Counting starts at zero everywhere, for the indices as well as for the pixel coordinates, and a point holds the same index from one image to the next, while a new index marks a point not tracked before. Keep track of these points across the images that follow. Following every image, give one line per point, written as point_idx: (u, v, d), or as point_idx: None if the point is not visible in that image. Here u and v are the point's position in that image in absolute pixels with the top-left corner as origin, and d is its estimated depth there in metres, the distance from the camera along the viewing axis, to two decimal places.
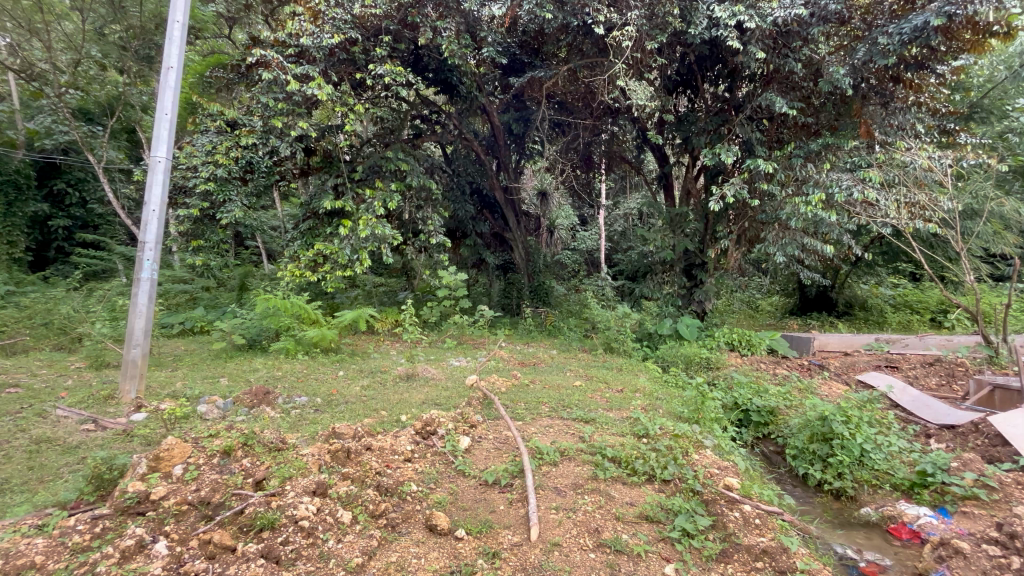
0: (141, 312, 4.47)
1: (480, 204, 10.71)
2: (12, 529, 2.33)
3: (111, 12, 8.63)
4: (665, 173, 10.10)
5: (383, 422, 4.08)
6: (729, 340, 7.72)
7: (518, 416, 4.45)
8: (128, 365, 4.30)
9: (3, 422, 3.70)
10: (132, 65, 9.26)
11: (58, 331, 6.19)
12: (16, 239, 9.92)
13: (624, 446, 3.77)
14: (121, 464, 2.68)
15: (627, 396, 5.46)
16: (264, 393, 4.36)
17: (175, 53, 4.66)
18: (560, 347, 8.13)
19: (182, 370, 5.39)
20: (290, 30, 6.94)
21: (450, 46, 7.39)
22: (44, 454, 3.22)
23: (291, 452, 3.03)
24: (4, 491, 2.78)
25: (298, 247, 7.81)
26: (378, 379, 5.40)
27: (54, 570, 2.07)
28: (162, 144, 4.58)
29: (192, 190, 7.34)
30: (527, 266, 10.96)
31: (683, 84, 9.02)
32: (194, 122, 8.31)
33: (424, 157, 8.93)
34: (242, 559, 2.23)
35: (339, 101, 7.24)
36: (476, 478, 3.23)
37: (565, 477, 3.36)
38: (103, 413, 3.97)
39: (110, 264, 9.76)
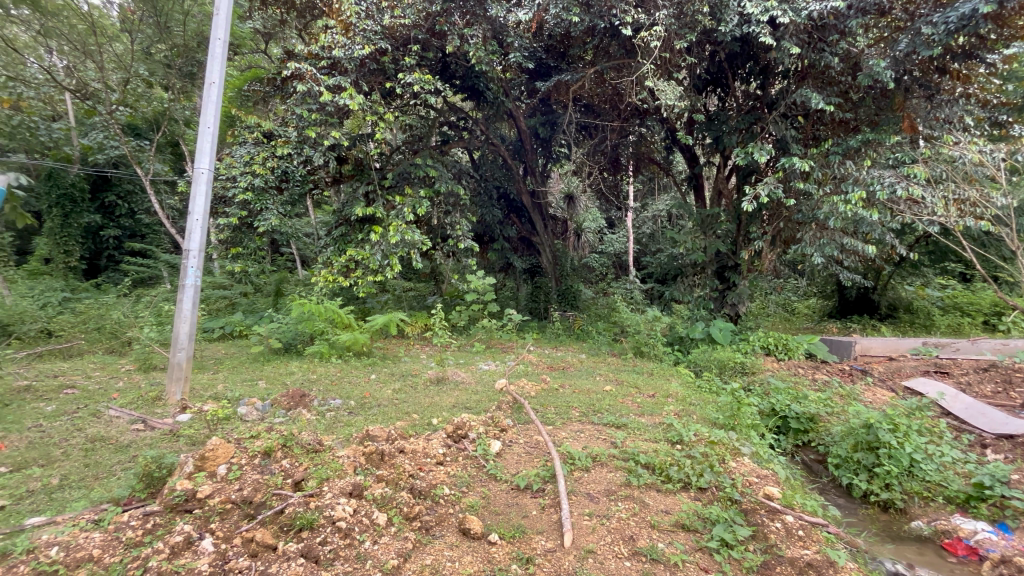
0: (186, 317, 4.67)
1: (507, 208, 10.78)
2: (71, 523, 2.46)
3: (157, 32, 9.09)
4: (695, 174, 9.94)
5: (415, 425, 4.14)
6: (765, 344, 7.49)
7: (548, 420, 4.44)
8: (174, 367, 4.50)
9: (61, 421, 3.92)
10: (176, 81, 9.75)
11: (110, 335, 6.52)
12: (71, 248, 10.53)
13: (657, 453, 3.71)
14: (169, 463, 2.79)
15: (659, 401, 5.37)
16: (300, 396, 4.49)
17: (217, 68, 4.87)
18: (589, 351, 8.07)
19: (223, 372, 5.59)
20: (323, 43, 7.14)
21: (477, 53, 7.49)
22: (99, 451, 3.41)
23: (328, 453, 3.13)
24: (64, 487, 2.94)
25: (332, 254, 8.02)
26: (409, 383, 5.46)
27: (110, 563, 2.17)
28: (204, 156, 4.79)
29: (231, 200, 7.64)
30: (554, 269, 10.95)
31: (713, 82, 8.85)
32: (233, 134, 8.65)
33: (452, 162, 9.04)
34: (283, 558, 2.29)
35: (369, 110, 7.38)
36: (508, 483, 3.23)
37: (597, 483, 3.32)
38: (151, 414, 4.17)
39: (156, 272, 10.26)
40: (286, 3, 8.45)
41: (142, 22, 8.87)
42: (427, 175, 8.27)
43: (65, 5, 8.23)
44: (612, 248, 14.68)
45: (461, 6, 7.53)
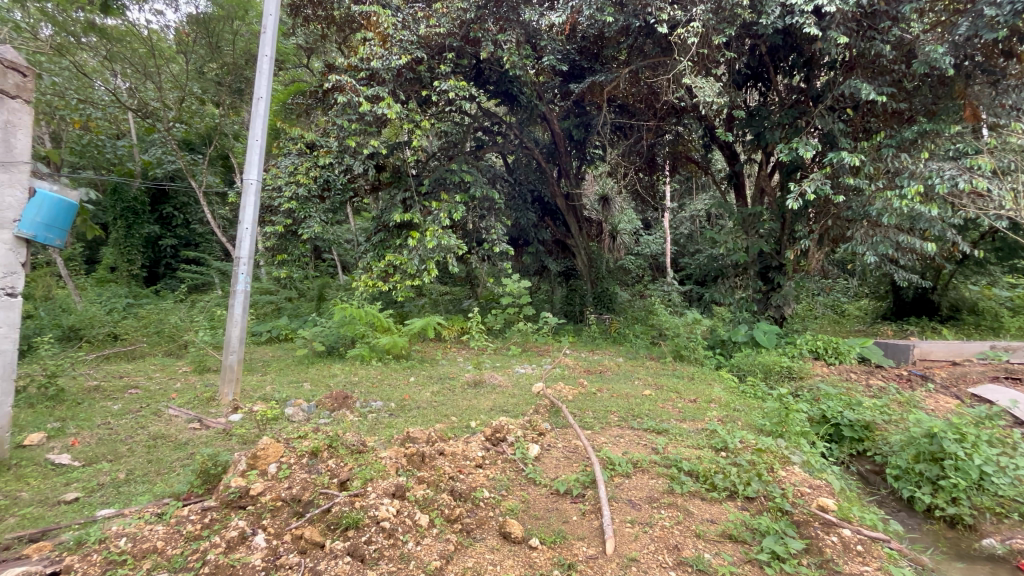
0: (237, 321, 4.88)
1: (542, 211, 10.78)
2: (137, 515, 2.61)
3: (209, 53, 9.68)
4: (736, 172, 9.65)
5: (454, 427, 4.18)
6: (813, 348, 7.15)
7: (586, 424, 4.39)
8: (227, 369, 4.72)
9: (127, 419, 4.18)
10: (226, 98, 10.30)
11: (168, 339, 6.90)
12: (134, 256, 11.29)
13: (701, 460, 3.60)
14: (224, 461, 2.93)
15: (701, 406, 5.22)
16: (343, 397, 4.62)
17: (264, 83, 5.10)
18: (627, 355, 7.93)
19: (270, 374, 5.83)
20: (362, 55, 7.29)
21: (511, 58, 7.54)
22: (160, 448, 3.61)
23: (371, 455, 3.21)
24: (129, 481, 3.14)
25: (371, 259, 8.22)
26: (448, 386, 5.52)
27: (172, 555, 2.29)
28: (253, 168, 5.01)
29: (277, 209, 7.97)
30: (590, 272, 10.82)
31: (754, 78, 8.65)
32: (278, 146, 9.03)
33: (487, 167, 9.11)
34: (330, 555, 2.36)
35: (406, 119, 7.56)
36: (547, 487, 3.22)
37: (639, 490, 3.25)
38: (206, 414, 4.39)
39: (208, 278, 10.81)
40: (326, 19, 8.78)
41: (196, 43, 9.47)
42: (463, 180, 8.35)
43: (128, 31, 8.81)
44: (649, 250, 14.42)
45: (494, 13, 7.64)
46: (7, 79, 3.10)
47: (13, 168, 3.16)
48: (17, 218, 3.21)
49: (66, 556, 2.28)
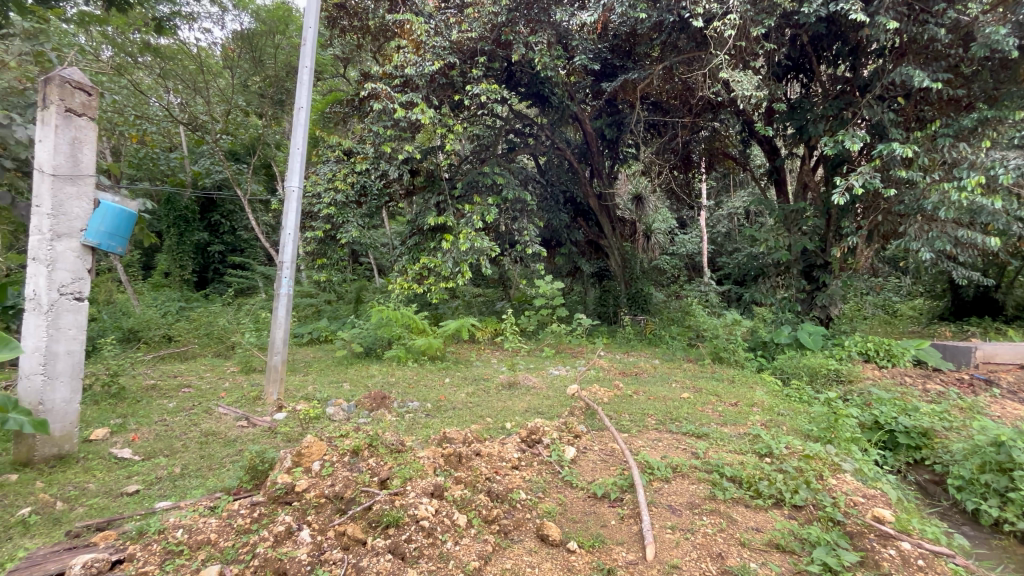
0: (280, 323, 5.05)
1: (574, 212, 10.70)
2: (193, 508, 2.75)
3: (253, 66, 10.17)
4: (776, 167, 9.33)
5: (490, 428, 4.21)
6: (863, 349, 6.79)
7: (623, 427, 4.33)
8: (271, 369, 4.90)
9: (181, 416, 4.41)
10: (269, 109, 10.74)
11: (217, 340, 7.25)
12: (185, 262, 11.93)
13: (744, 465, 3.49)
14: (271, 458, 3.05)
15: (742, 410, 5.04)
16: (382, 397, 4.73)
17: (304, 93, 5.29)
18: (663, 357, 7.77)
19: (312, 374, 6.02)
20: (396, 63, 7.51)
21: (542, 59, 7.55)
22: (211, 444, 3.79)
23: (410, 454, 3.26)
24: (184, 475, 3.30)
25: (406, 262, 8.37)
26: (482, 387, 5.56)
27: (224, 548, 2.39)
28: (294, 175, 5.21)
29: (317, 215, 8.26)
30: (624, 272, 10.67)
31: (795, 69, 8.38)
32: (317, 153, 9.34)
33: (519, 169, 9.13)
34: (372, 552, 2.40)
35: (440, 123, 7.66)
36: (585, 490, 3.19)
37: (679, 495, 3.17)
38: (253, 412, 4.58)
39: (253, 282, 11.28)
40: (362, 29, 9.04)
41: (241, 59, 10.00)
42: (495, 183, 8.37)
43: (180, 50, 9.30)
44: (684, 249, 14.12)
45: (526, 15, 7.66)
46: (75, 98, 3.33)
47: (80, 181, 3.39)
48: (85, 227, 3.43)
49: (129, 545, 2.42)
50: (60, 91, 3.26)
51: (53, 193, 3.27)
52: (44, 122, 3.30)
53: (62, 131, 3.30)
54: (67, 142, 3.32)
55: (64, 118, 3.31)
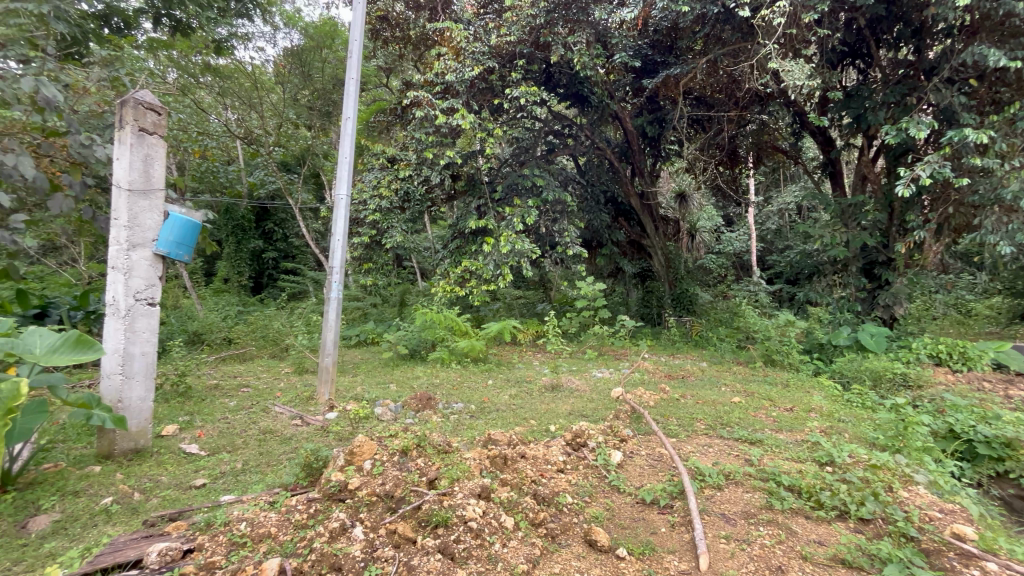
0: (331, 326, 5.24)
1: (616, 212, 10.54)
2: (254, 502, 2.89)
3: (302, 80, 10.63)
4: (831, 159, 8.85)
5: (534, 431, 4.20)
6: (933, 352, 6.31)
7: (671, 431, 4.21)
8: (323, 370, 5.09)
9: (241, 415, 4.65)
10: (317, 121, 11.20)
11: (272, 342, 7.62)
12: (242, 268, 12.63)
13: (804, 474, 3.31)
14: (325, 456, 3.17)
15: (799, 416, 4.80)
16: (427, 398, 4.82)
17: (351, 104, 5.47)
18: (710, 359, 7.52)
19: (360, 375, 6.21)
20: (437, 70, 7.66)
21: (581, 59, 7.50)
22: (269, 441, 3.99)
23: (457, 455, 3.31)
24: (245, 471, 3.48)
25: (448, 265, 8.50)
26: (525, 389, 5.56)
27: (284, 541, 2.49)
28: (343, 183, 5.39)
29: (363, 221, 8.53)
30: (668, 273, 10.39)
31: (852, 55, 7.92)
32: (362, 161, 9.65)
33: (559, 170, 9.07)
34: (422, 552, 2.44)
35: (480, 128, 7.74)
36: (633, 496, 3.13)
37: (732, 503, 3.05)
38: (307, 411, 4.78)
39: (304, 287, 11.78)
40: (403, 38, 9.28)
41: (291, 74, 10.47)
42: (535, 185, 8.36)
43: (237, 69, 9.86)
44: (731, 247, 13.62)
45: (564, 15, 7.61)
46: (147, 118, 3.60)
47: (151, 195, 3.66)
48: (156, 237, 3.68)
49: (198, 535, 2.57)
50: (134, 112, 3.53)
51: (129, 207, 3.54)
52: (121, 141, 3.57)
53: (136, 149, 3.56)
54: (140, 159, 3.59)
55: (138, 137, 3.58)
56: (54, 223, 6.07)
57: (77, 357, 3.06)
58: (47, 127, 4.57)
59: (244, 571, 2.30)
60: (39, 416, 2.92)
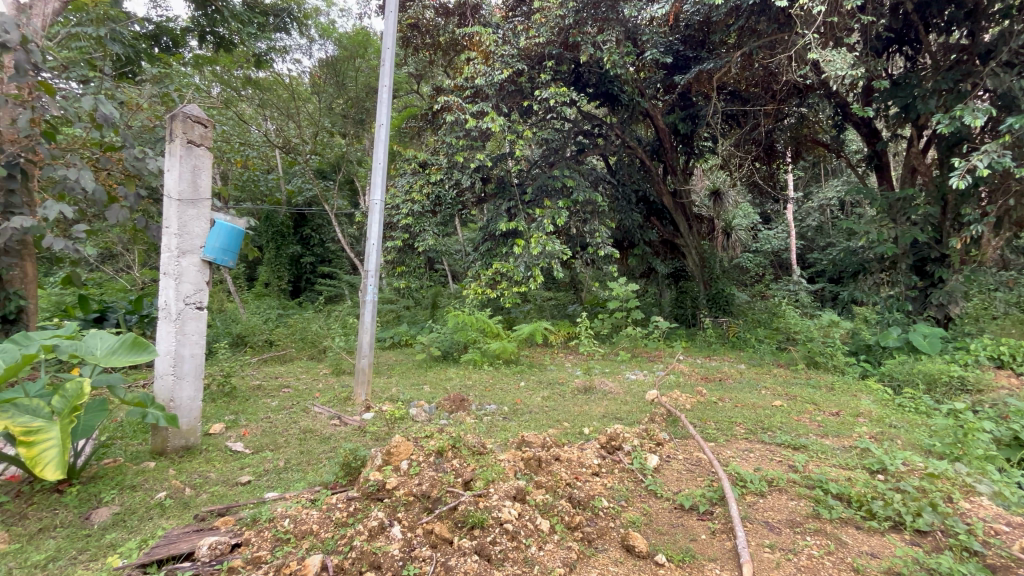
0: (367, 328, 5.36)
1: (647, 211, 10.37)
2: (297, 499, 2.98)
3: (337, 89, 10.94)
4: (877, 151, 8.45)
5: (567, 433, 4.17)
6: (995, 354, 5.91)
7: (710, 435, 4.10)
8: (359, 372, 5.21)
9: (283, 414, 4.82)
10: (351, 128, 11.51)
11: (311, 344, 7.86)
12: (282, 273, 13.10)
13: (853, 482, 3.16)
14: (363, 456, 3.23)
15: (846, 421, 4.58)
16: (460, 400, 4.87)
17: (384, 111, 5.57)
18: (749, 362, 7.28)
19: (395, 377, 6.32)
20: (466, 75, 7.75)
21: (611, 57, 7.41)
22: (309, 441, 4.10)
23: (491, 456, 3.31)
24: (288, 469, 3.60)
25: (480, 267, 8.55)
26: (558, 391, 5.52)
27: (325, 538, 2.54)
28: (376, 189, 5.51)
29: (396, 225, 8.71)
30: (703, 273, 10.07)
31: (898, 42, 7.56)
32: (394, 167, 9.84)
33: (589, 171, 8.98)
34: (459, 552, 2.45)
35: (509, 130, 7.77)
36: (670, 501, 3.07)
37: (777, 511, 2.94)
38: (345, 412, 4.91)
39: (339, 290, 12.11)
40: (433, 45, 9.43)
41: (326, 84, 10.80)
42: (565, 186, 8.33)
43: (275, 81, 10.24)
44: (769, 246, 13.16)
45: (593, 15, 7.56)
46: (194, 131, 3.77)
47: (199, 204, 3.84)
48: (203, 244, 3.85)
49: (245, 530, 2.67)
50: (183, 126, 3.71)
51: (179, 215, 3.72)
52: (171, 154, 3.76)
53: (185, 161, 3.74)
54: (189, 170, 3.77)
55: (186, 149, 3.76)
56: (111, 232, 6.45)
57: (133, 358, 3.24)
58: (106, 142, 4.86)
59: (288, 566, 2.35)
60: (101, 414, 3.09)
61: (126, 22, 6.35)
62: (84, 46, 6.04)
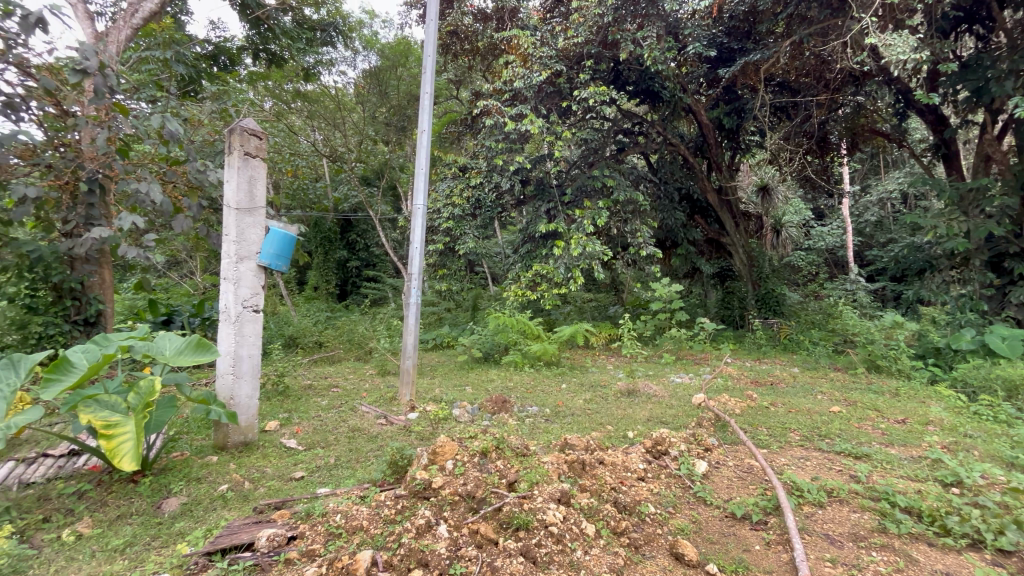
0: (411, 330, 5.48)
1: (691, 209, 10.08)
2: (348, 495, 3.08)
3: (379, 99, 11.21)
4: (945, 139, 7.87)
5: (611, 437, 4.11)
6: None
7: (762, 442, 3.93)
8: (404, 372, 5.33)
9: (333, 413, 5.00)
10: (393, 136, 11.82)
11: (357, 346, 8.13)
12: (330, 277, 13.64)
13: (924, 495, 2.94)
14: (409, 454, 3.30)
15: (913, 430, 4.27)
16: (502, 402, 4.90)
17: (426, 117, 5.67)
18: (803, 365, 6.92)
19: (438, 377, 6.43)
20: (505, 78, 7.80)
21: (652, 53, 7.24)
22: (358, 439, 4.24)
23: (535, 458, 3.31)
24: (338, 466, 3.74)
25: (519, 270, 8.56)
26: (600, 394, 5.46)
27: (375, 534, 2.60)
28: (419, 194, 5.63)
29: (438, 229, 8.87)
30: (751, 272, 9.71)
31: (968, 20, 7.01)
32: (435, 171, 10.03)
33: (630, 169, 8.80)
34: (504, 554, 2.44)
35: (548, 131, 7.76)
36: (721, 509, 2.97)
37: (838, 524, 2.78)
38: (390, 411, 5.04)
39: (384, 293, 12.45)
40: (471, 50, 9.55)
41: (370, 93, 11.08)
42: (605, 185, 8.24)
43: (323, 93, 10.68)
44: (824, 243, 12.50)
45: (633, 11, 7.46)
46: (250, 144, 3.99)
47: (255, 213, 4.04)
48: (258, 250, 4.05)
49: (300, 524, 2.78)
50: (241, 138, 3.94)
51: (237, 223, 3.93)
52: (230, 166, 3.99)
53: (242, 172, 3.96)
54: (246, 180, 3.98)
55: (243, 160, 3.97)
56: (176, 240, 6.91)
57: (198, 358, 3.44)
58: (172, 157, 5.20)
59: (340, 560, 2.43)
60: (169, 410, 3.31)
61: (189, 44, 6.84)
62: (153, 68, 6.51)
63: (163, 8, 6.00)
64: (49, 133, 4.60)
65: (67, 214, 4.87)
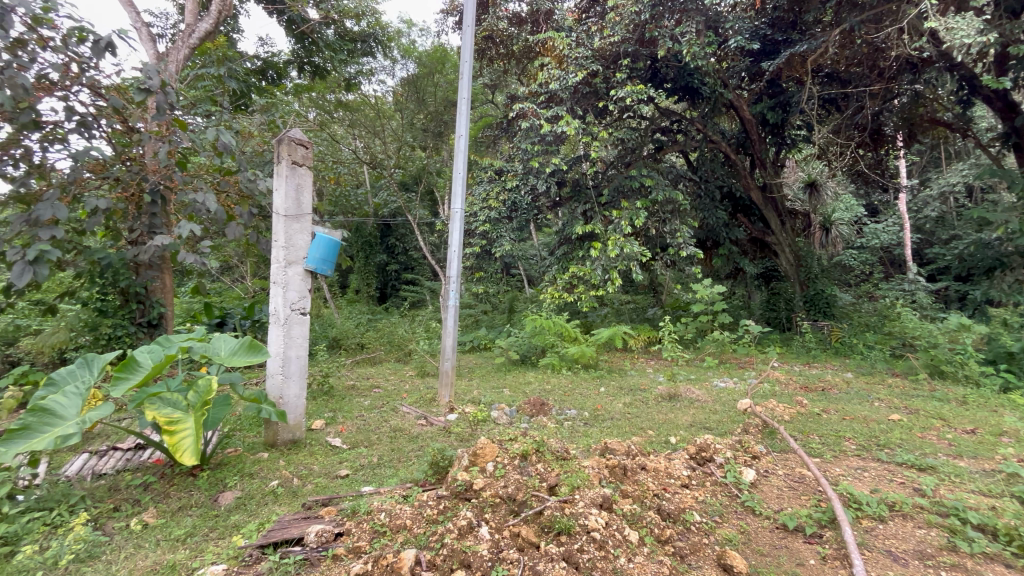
0: (449, 332, 5.56)
1: (734, 207, 9.77)
2: (392, 494, 3.15)
3: (417, 105, 11.31)
4: (1017, 127, 7.30)
5: (652, 442, 4.02)
6: None
7: (814, 450, 3.75)
8: (443, 374, 5.40)
9: (375, 413, 5.13)
10: (430, 141, 12.00)
11: (397, 347, 8.31)
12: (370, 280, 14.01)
13: (999, 512, 2.73)
14: (450, 455, 3.34)
15: (985, 441, 3.97)
16: (541, 404, 4.89)
17: (463, 122, 5.73)
18: (858, 370, 6.56)
19: (475, 379, 6.48)
20: (541, 81, 7.81)
21: (691, 49, 7.08)
22: (399, 439, 4.33)
23: (575, 462, 3.28)
24: (381, 465, 3.83)
25: (556, 271, 8.52)
26: (640, 398, 5.35)
27: (419, 533, 2.65)
28: (457, 197, 5.69)
29: (475, 232, 8.95)
30: (798, 272, 9.32)
31: None
32: (471, 175, 10.14)
33: (669, 168, 8.61)
34: (546, 558, 2.42)
35: (585, 132, 7.72)
36: (771, 520, 2.85)
37: (901, 540, 2.61)
38: (430, 412, 5.12)
39: (422, 296, 12.68)
40: (507, 55, 9.59)
41: (407, 100, 11.21)
42: (643, 185, 8.10)
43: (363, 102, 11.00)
44: (878, 240, 11.82)
45: (671, 7, 7.31)
46: (298, 153, 4.15)
47: (302, 219, 4.20)
48: (305, 255, 4.21)
49: (347, 520, 2.86)
50: (288, 148, 4.10)
51: (286, 230, 4.09)
52: (278, 174, 4.15)
53: (290, 180, 4.12)
54: (293, 188, 4.14)
55: (291, 169, 4.14)
56: (229, 246, 7.29)
57: (250, 359, 3.61)
58: (225, 167, 5.47)
59: (385, 558, 2.48)
60: (225, 408, 3.48)
61: (239, 60, 7.18)
62: (208, 85, 6.89)
63: (217, 27, 6.34)
64: (117, 149, 4.95)
65: (133, 223, 5.23)
